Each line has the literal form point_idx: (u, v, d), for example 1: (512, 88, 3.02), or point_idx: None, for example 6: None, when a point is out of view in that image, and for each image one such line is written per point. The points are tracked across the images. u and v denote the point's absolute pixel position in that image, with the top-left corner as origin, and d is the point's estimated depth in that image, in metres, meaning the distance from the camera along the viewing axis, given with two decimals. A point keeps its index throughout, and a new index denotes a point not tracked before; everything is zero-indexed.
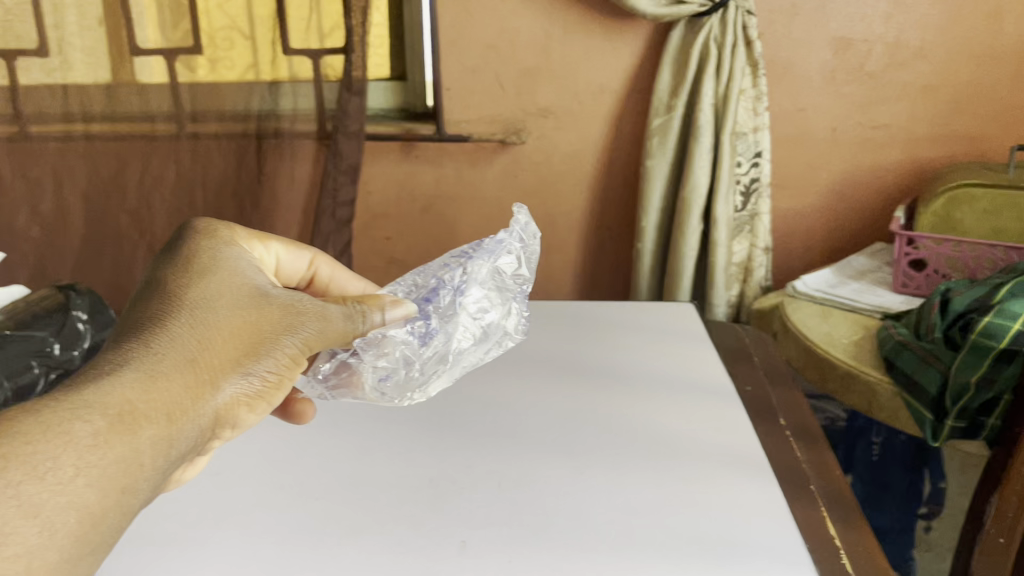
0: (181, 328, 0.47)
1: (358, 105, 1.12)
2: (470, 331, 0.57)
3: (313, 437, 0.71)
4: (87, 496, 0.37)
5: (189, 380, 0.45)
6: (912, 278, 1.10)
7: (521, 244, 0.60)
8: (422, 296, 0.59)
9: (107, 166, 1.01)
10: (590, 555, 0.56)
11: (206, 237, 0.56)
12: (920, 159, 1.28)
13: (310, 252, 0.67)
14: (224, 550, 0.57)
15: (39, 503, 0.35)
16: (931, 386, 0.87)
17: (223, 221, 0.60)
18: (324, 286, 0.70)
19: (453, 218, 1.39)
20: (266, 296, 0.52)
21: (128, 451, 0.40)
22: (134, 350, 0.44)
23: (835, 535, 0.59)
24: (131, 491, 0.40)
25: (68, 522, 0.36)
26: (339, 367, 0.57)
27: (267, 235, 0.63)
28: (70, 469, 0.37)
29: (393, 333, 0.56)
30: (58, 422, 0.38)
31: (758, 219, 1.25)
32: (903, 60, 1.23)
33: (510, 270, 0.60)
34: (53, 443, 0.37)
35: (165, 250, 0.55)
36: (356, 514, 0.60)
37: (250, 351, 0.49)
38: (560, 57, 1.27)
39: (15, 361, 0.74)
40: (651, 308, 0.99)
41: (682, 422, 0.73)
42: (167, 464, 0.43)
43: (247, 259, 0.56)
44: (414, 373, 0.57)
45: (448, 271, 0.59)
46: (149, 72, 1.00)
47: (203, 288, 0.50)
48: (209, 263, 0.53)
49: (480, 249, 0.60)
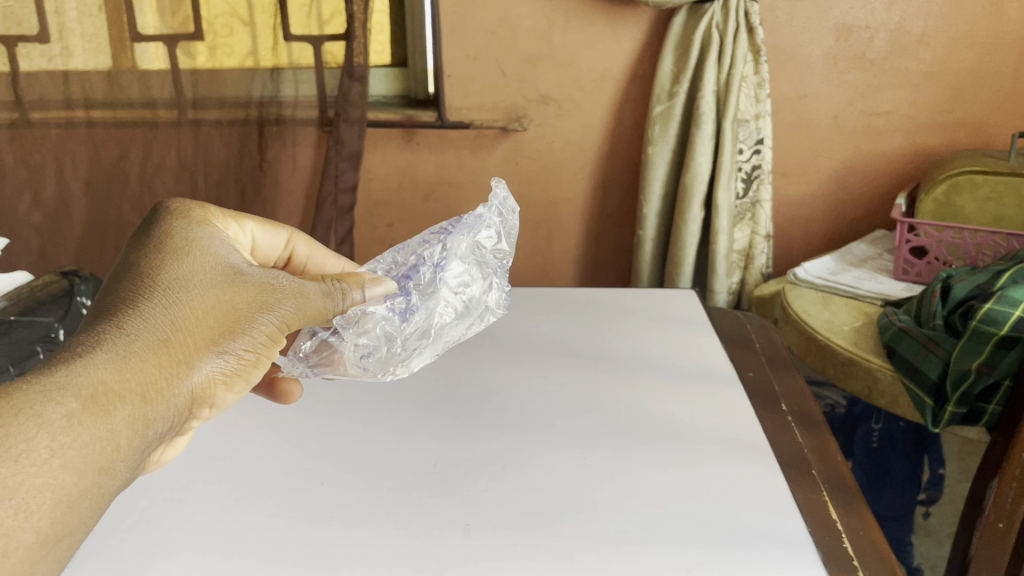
0: (156, 306, 0.47)
1: (360, 92, 1.10)
2: (452, 305, 0.58)
3: (318, 421, 0.72)
4: (63, 478, 0.38)
5: (162, 360, 0.45)
6: (913, 266, 1.10)
7: (500, 218, 0.61)
8: (402, 273, 0.59)
9: (108, 152, 1.05)
10: (596, 536, 0.56)
11: (183, 213, 0.55)
12: (921, 147, 1.29)
13: (287, 230, 0.67)
14: (228, 534, 0.58)
15: (14, 485, 0.36)
16: (930, 372, 0.88)
17: (194, 201, 0.58)
18: (301, 263, 0.70)
19: (454, 205, 1.40)
20: (243, 273, 0.52)
21: (100, 433, 0.41)
22: (108, 330, 0.45)
23: (836, 518, 0.59)
24: (108, 472, 0.41)
25: (44, 503, 0.37)
26: (319, 345, 0.58)
27: (243, 215, 0.62)
28: (45, 452, 0.38)
29: (374, 309, 0.56)
30: (31, 404, 0.39)
31: (759, 206, 1.25)
32: (905, 47, 1.23)
33: (490, 245, 0.60)
34: (27, 426, 0.38)
35: (142, 225, 0.54)
36: (362, 497, 0.61)
37: (226, 329, 0.49)
38: (561, 44, 1.26)
39: (21, 347, 0.74)
40: (653, 295, 0.99)
41: (686, 408, 0.73)
42: (142, 444, 0.44)
43: (226, 234, 0.56)
44: (396, 349, 0.57)
45: (427, 247, 0.59)
46: (148, 58, 1.03)
47: (179, 265, 0.50)
48: (185, 238, 0.52)
49: (459, 224, 0.60)
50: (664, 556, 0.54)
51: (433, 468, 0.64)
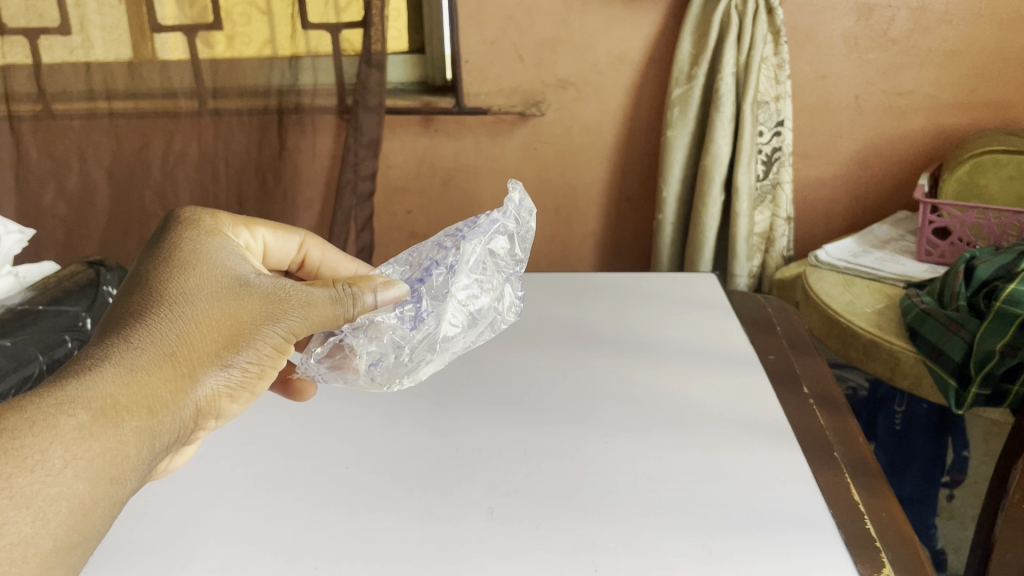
0: (162, 320, 0.48)
1: (379, 79, 1.09)
2: (459, 316, 0.57)
3: (342, 405, 0.72)
4: (76, 487, 0.40)
5: (167, 375, 0.46)
6: (936, 246, 1.09)
7: (516, 223, 0.59)
8: (416, 276, 0.59)
9: (131, 143, 1.14)
10: (614, 514, 0.57)
11: (192, 223, 0.56)
12: (944, 126, 1.27)
13: (298, 235, 0.68)
14: (254, 517, 0.58)
15: (31, 494, 0.38)
16: (954, 354, 0.87)
17: (207, 208, 0.59)
18: (314, 267, 0.70)
19: (473, 190, 1.40)
20: (250, 284, 0.52)
21: (110, 445, 0.42)
22: (116, 344, 0.46)
23: (859, 502, 0.59)
24: (119, 481, 0.42)
25: (60, 511, 0.39)
26: (332, 349, 0.57)
27: (254, 221, 0.63)
28: (59, 462, 0.40)
29: (383, 319, 0.56)
30: (43, 417, 0.41)
31: (780, 188, 1.24)
32: (928, 25, 1.21)
33: (504, 251, 0.59)
34: (40, 438, 0.40)
35: (152, 238, 0.55)
36: (384, 481, 0.61)
37: (231, 342, 0.50)
38: (579, 27, 1.26)
39: (49, 335, 0.74)
40: (675, 278, 0.99)
41: (707, 390, 0.73)
42: (151, 455, 0.45)
43: (234, 245, 0.56)
44: (404, 358, 0.57)
45: (441, 250, 0.59)
46: (168, 49, 1.08)
47: (186, 278, 0.50)
48: (193, 250, 0.53)
49: (474, 227, 0.59)
50: (684, 536, 0.55)
51: (454, 452, 0.64)
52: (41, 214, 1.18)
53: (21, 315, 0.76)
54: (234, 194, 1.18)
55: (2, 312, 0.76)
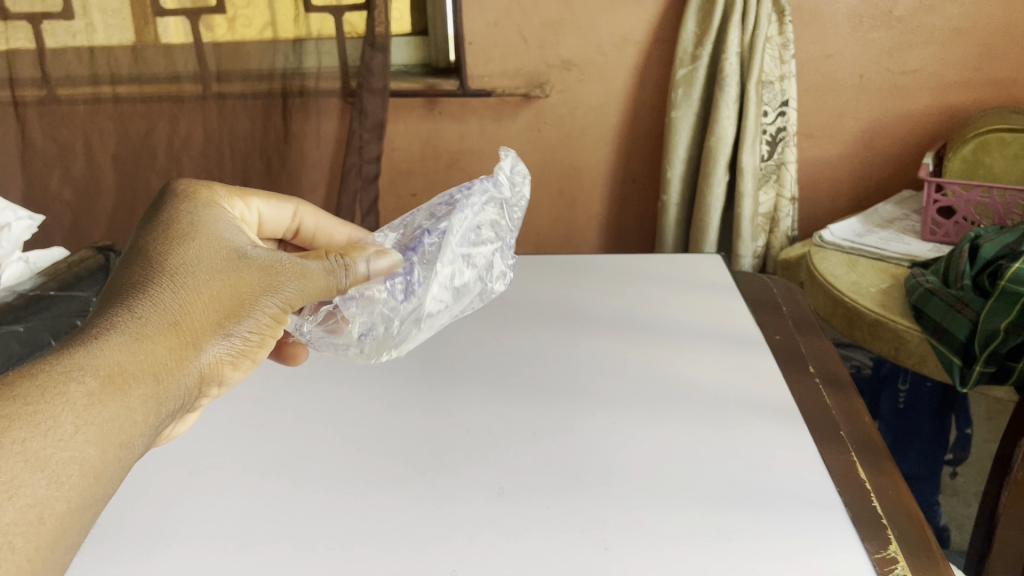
0: (164, 292, 0.48)
1: (382, 61, 1.10)
2: (446, 291, 0.58)
3: (351, 385, 0.73)
4: (89, 451, 0.40)
5: (171, 344, 0.46)
6: (940, 226, 1.10)
7: (502, 194, 0.61)
8: (407, 245, 0.59)
9: (136, 125, 1.14)
10: (625, 495, 0.58)
11: (184, 200, 0.56)
12: (949, 105, 1.27)
13: (293, 203, 0.68)
14: (266, 501, 0.59)
15: (46, 457, 0.38)
16: (958, 333, 0.87)
17: (201, 179, 0.60)
18: (309, 234, 0.71)
19: (477, 172, 1.40)
20: (247, 256, 0.53)
21: (119, 410, 0.42)
22: (119, 315, 0.46)
23: (867, 480, 0.60)
24: (128, 446, 0.43)
25: (73, 474, 0.39)
26: (325, 317, 0.59)
27: (249, 193, 0.63)
28: (72, 427, 0.40)
29: (376, 291, 0.57)
30: (54, 382, 0.40)
31: (784, 168, 1.24)
32: (933, 3, 1.21)
33: (492, 223, 0.60)
34: (52, 402, 0.40)
35: (147, 214, 0.55)
36: (395, 464, 0.62)
37: (228, 312, 0.50)
38: (582, 8, 1.25)
39: (60, 319, 0.73)
40: (680, 260, 0.99)
41: (715, 372, 0.73)
42: (158, 421, 0.45)
43: (229, 218, 0.56)
44: (393, 331, 0.58)
45: (433, 220, 0.60)
46: (170, 32, 1.08)
47: (183, 252, 0.51)
48: (189, 226, 0.53)
49: (465, 198, 0.60)
50: (693, 514, 0.56)
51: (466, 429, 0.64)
52: (48, 199, 1.17)
53: (32, 301, 0.76)
54: (239, 177, 1.19)
55: (14, 298, 0.76)
